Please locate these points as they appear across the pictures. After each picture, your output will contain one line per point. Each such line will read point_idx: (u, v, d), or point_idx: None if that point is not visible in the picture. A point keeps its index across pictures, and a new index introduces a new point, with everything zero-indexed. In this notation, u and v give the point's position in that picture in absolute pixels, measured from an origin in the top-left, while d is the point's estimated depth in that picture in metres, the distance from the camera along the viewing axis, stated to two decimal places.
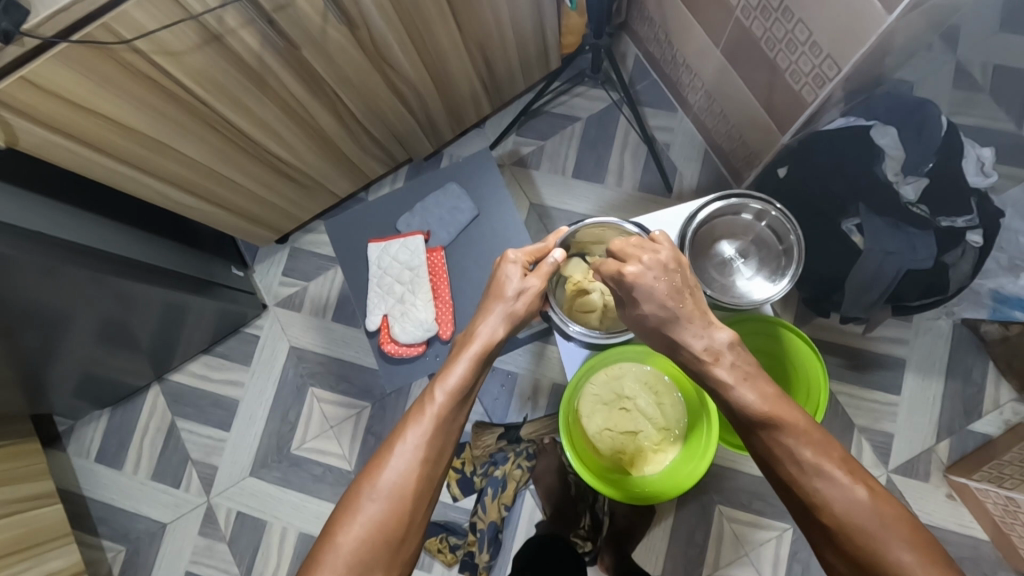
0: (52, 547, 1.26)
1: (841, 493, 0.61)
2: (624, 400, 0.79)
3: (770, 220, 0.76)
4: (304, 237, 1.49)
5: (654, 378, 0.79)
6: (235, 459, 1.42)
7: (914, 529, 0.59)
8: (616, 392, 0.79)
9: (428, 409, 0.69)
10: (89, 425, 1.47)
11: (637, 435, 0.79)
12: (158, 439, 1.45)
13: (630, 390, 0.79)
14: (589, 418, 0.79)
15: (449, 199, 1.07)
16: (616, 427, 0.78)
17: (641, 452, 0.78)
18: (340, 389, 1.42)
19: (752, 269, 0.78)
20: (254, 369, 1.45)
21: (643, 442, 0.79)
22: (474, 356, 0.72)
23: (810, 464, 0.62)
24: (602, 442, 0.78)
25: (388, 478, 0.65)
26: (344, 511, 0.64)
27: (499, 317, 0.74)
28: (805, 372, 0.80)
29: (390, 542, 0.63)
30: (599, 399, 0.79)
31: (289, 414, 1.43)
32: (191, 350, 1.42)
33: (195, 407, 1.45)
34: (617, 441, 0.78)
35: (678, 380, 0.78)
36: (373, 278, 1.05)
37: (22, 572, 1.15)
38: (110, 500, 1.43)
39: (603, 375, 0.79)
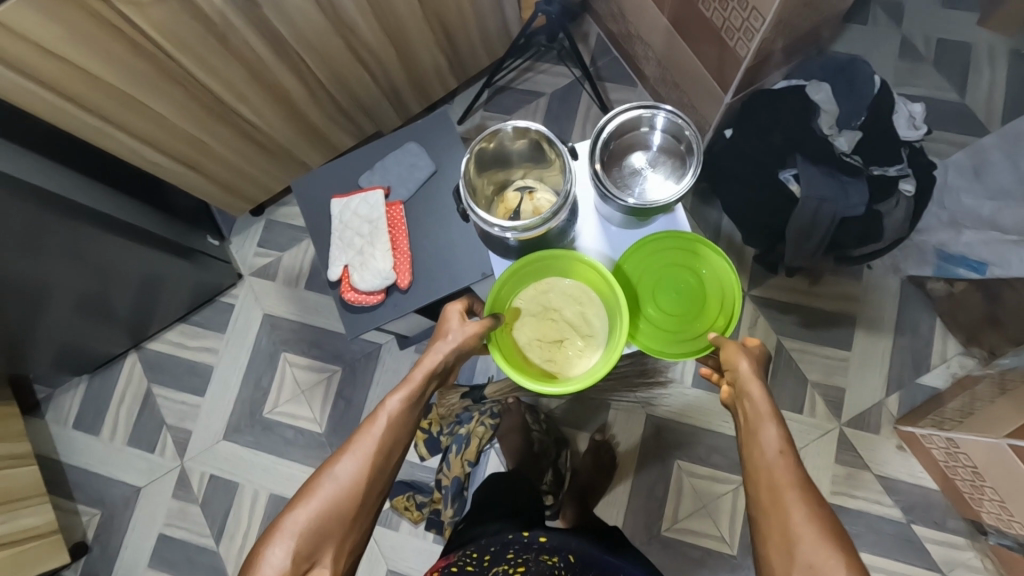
0: (25, 507, 1.29)
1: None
2: (551, 311, 0.84)
3: (664, 127, 0.76)
4: (278, 210, 1.54)
5: (579, 289, 0.84)
6: (209, 424, 1.45)
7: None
8: (544, 301, 0.84)
9: (383, 412, 0.72)
10: (67, 393, 1.51)
11: (564, 344, 0.82)
12: (134, 406, 1.48)
13: (557, 301, 0.84)
14: (519, 330, 0.83)
15: (408, 156, 1.12)
16: (544, 337, 0.83)
17: (567, 358, 0.82)
18: (312, 354, 1.46)
19: (659, 174, 0.78)
20: (228, 337, 1.49)
21: (569, 350, 0.83)
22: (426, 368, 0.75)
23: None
24: (530, 348, 0.82)
25: (343, 462, 0.70)
26: (301, 494, 0.68)
27: (450, 340, 0.76)
28: (719, 295, 0.82)
29: (342, 517, 0.67)
30: (528, 312, 0.84)
31: (262, 379, 1.46)
32: (168, 317, 1.47)
33: (171, 375, 1.49)
34: (545, 351, 0.82)
35: (596, 283, 0.82)
36: (336, 232, 1.10)
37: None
38: (86, 465, 1.46)
39: (534, 285, 0.85)
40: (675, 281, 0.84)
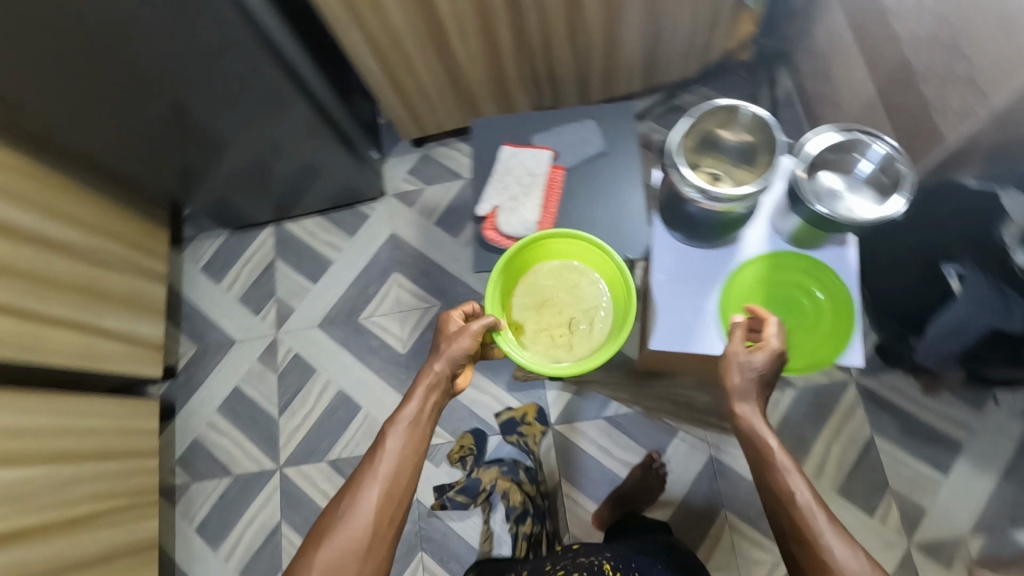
0: (146, 317, 1.46)
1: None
2: (545, 299, 1.01)
3: (878, 155, 0.84)
4: (437, 147, 1.65)
5: (563, 269, 1.02)
6: (311, 309, 1.58)
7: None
8: (538, 291, 1.01)
9: (385, 444, 0.78)
10: (208, 239, 1.68)
11: (571, 323, 0.99)
12: (256, 270, 1.63)
13: (548, 282, 1.01)
14: (525, 325, 0.99)
15: (584, 131, 1.19)
16: (550, 323, 0.99)
17: (578, 336, 0.98)
18: (419, 282, 1.56)
19: (860, 196, 0.83)
20: (354, 240, 1.62)
21: (578, 329, 0.98)
22: (423, 392, 0.82)
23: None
24: (537, 335, 0.98)
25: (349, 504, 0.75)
26: (320, 530, 0.75)
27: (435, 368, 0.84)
28: (841, 315, 0.92)
29: (358, 552, 0.73)
30: (526, 308, 1.00)
31: (369, 288, 1.57)
32: (312, 205, 1.61)
33: (295, 255, 1.63)
34: (555, 332, 0.97)
35: (577, 259, 1.02)
36: (498, 174, 1.17)
37: (111, 319, 1.34)
38: (200, 305, 1.63)
39: (522, 284, 1.01)
40: (791, 300, 0.95)
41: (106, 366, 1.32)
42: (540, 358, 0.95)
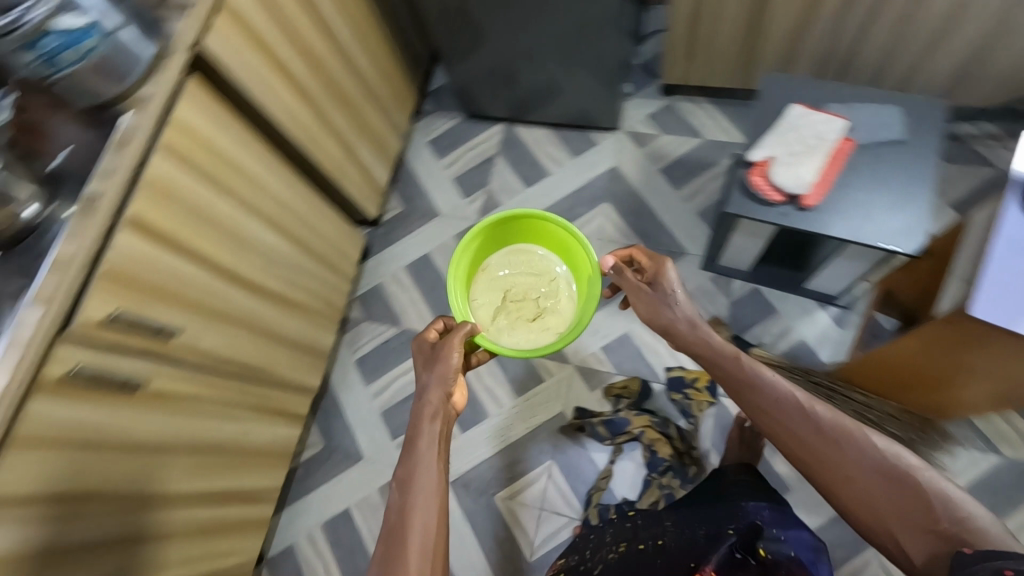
0: (380, 161, 1.58)
1: (923, 535, 0.71)
2: (508, 290, 1.23)
3: None
4: (684, 101, 1.66)
5: (512, 250, 1.27)
6: (517, 209, 1.64)
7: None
8: (497, 284, 1.24)
9: (415, 448, 0.80)
10: (442, 118, 1.79)
11: (537, 301, 1.22)
12: (476, 159, 1.72)
13: (508, 283, 1.24)
14: (500, 319, 1.19)
15: (886, 114, 1.14)
16: (518, 308, 1.20)
17: (545, 313, 1.20)
18: (627, 219, 1.56)
19: None
20: (576, 161, 1.66)
21: (543, 303, 1.22)
22: (438, 413, 0.84)
23: (878, 499, 0.74)
24: (509, 322, 1.19)
25: (397, 501, 0.76)
26: (388, 531, 0.74)
27: (428, 393, 0.86)
28: None
29: (435, 546, 0.72)
30: (489, 300, 1.22)
31: (576, 208, 1.60)
32: (551, 116, 1.67)
33: (517, 156, 1.70)
34: (537, 303, 1.21)
35: (531, 245, 1.27)
36: (782, 128, 1.15)
37: (357, 143, 1.45)
38: (418, 172, 1.74)
39: (481, 283, 1.24)
40: None
41: (346, 191, 1.46)
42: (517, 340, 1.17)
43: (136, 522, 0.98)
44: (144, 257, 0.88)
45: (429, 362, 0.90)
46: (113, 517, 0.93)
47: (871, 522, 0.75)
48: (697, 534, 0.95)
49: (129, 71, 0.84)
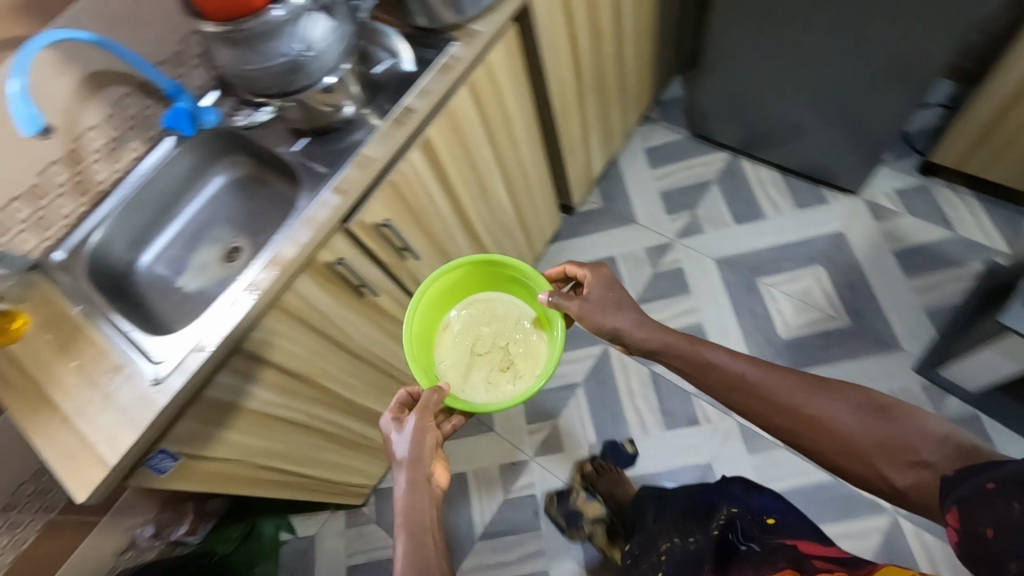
0: (601, 153, 1.56)
1: (904, 467, 0.63)
2: (476, 344, 0.96)
3: None
4: (943, 188, 1.49)
5: (479, 304, 1.01)
6: (719, 242, 1.56)
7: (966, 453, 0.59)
8: (461, 342, 0.97)
9: (400, 513, 0.71)
10: (665, 130, 1.75)
11: (509, 348, 0.95)
12: (690, 180, 1.65)
13: (474, 335, 0.97)
14: (472, 386, 0.92)
15: None
16: (495, 364, 0.94)
17: (517, 357, 0.94)
18: (840, 290, 1.43)
19: None
20: (798, 214, 1.54)
21: (514, 349, 0.95)
22: (409, 471, 0.73)
23: (863, 448, 0.66)
24: (480, 368, 0.94)
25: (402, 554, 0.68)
26: None
27: (403, 467, 0.74)
28: None
29: None
30: (455, 364, 0.95)
31: (784, 261, 1.49)
32: (787, 160, 1.57)
33: (733, 190, 1.62)
34: (498, 367, 0.94)
35: (479, 303, 1.01)
36: None
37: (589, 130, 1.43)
38: (626, 174, 1.70)
39: (446, 342, 0.97)
40: None
41: (567, 174, 1.44)
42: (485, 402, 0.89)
43: (210, 438, 0.82)
44: (419, 177, 0.91)
45: (395, 432, 0.77)
46: (199, 422, 0.79)
47: (853, 465, 0.68)
48: (676, 545, 0.85)
49: (478, 5, 0.87)
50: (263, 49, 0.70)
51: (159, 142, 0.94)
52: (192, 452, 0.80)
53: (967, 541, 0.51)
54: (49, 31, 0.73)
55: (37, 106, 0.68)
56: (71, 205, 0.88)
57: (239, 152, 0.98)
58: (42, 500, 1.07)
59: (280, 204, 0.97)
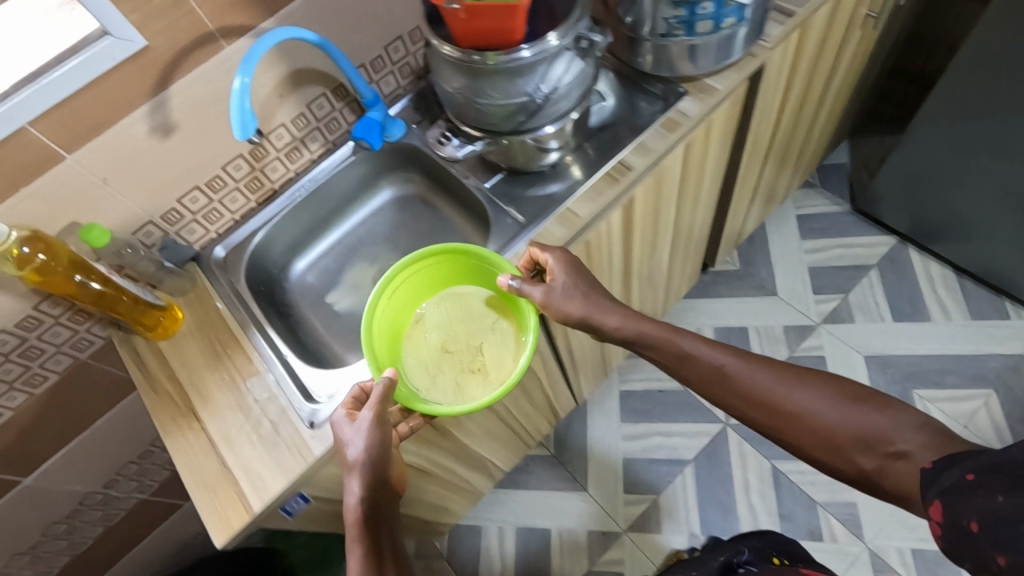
0: (757, 215, 1.42)
1: (884, 459, 0.54)
2: (445, 342, 0.75)
3: None
4: None
5: (425, 294, 0.78)
6: (871, 337, 1.40)
7: (944, 441, 0.52)
8: (425, 342, 0.75)
9: (348, 509, 0.58)
10: (822, 198, 1.59)
11: (482, 345, 0.74)
12: (845, 260, 1.50)
13: (442, 333, 0.75)
14: (440, 387, 0.71)
15: None
16: (467, 363, 0.73)
17: (492, 360, 0.73)
18: (1012, 423, 1.25)
19: None
20: (970, 325, 1.37)
21: (489, 344, 0.74)
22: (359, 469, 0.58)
23: (829, 433, 0.57)
24: (447, 371, 0.72)
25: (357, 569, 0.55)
26: None
27: (360, 474, 0.58)
28: None
29: None
30: (425, 365, 0.73)
31: (947, 375, 1.33)
32: (967, 261, 1.39)
33: (895, 282, 1.45)
34: (476, 361, 0.72)
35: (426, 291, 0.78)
36: None
37: (762, 193, 1.30)
38: (771, 239, 1.55)
39: (410, 342, 0.75)
40: None
41: (723, 236, 1.31)
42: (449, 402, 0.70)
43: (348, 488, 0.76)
44: (610, 236, 0.82)
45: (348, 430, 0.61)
46: None
47: (829, 459, 0.58)
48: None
49: (724, 61, 0.77)
50: (505, 87, 0.62)
51: (337, 147, 0.87)
52: (321, 496, 0.72)
53: (954, 539, 0.46)
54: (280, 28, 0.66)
55: (255, 111, 0.62)
56: (242, 201, 0.83)
57: (413, 170, 0.90)
58: (140, 479, 1.04)
59: (444, 232, 0.89)
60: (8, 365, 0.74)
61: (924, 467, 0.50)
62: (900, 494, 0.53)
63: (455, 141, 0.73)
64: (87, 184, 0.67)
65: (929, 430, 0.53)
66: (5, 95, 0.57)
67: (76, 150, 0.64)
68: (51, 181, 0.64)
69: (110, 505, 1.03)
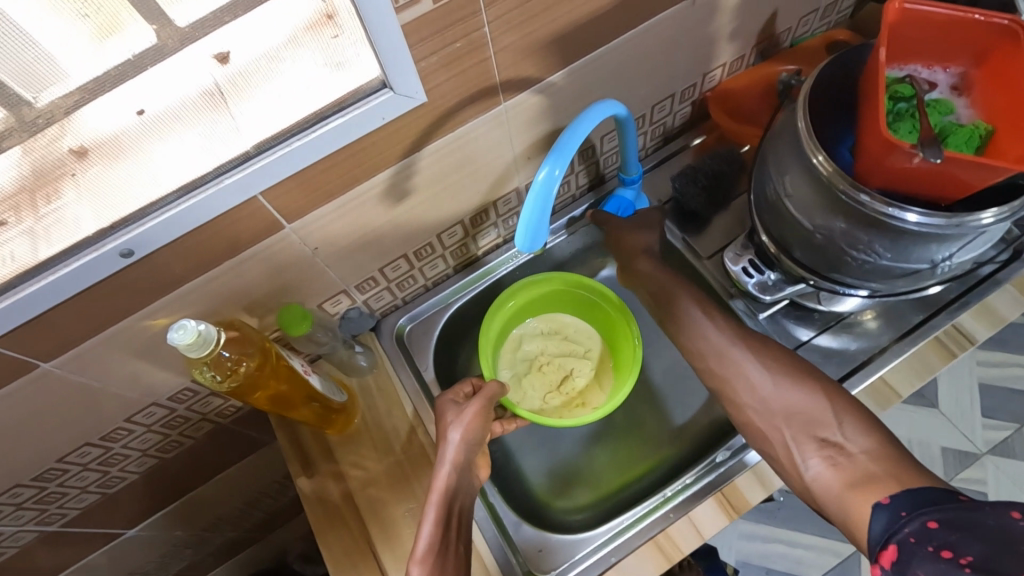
0: None
1: (832, 472, 0.47)
2: (539, 357, 0.70)
3: None
4: None
5: (535, 309, 0.71)
6: None
7: (900, 465, 0.45)
8: (520, 354, 0.70)
9: (436, 481, 0.50)
10: None
11: (574, 376, 0.69)
12: None
13: (537, 346, 0.71)
14: (529, 400, 0.67)
15: None
16: (557, 388, 0.68)
17: (583, 388, 0.69)
18: None
19: None
20: None
21: (582, 378, 0.69)
22: (457, 452, 0.52)
23: (779, 417, 0.51)
24: (540, 388, 0.68)
25: (426, 541, 0.47)
26: None
27: (457, 446, 0.52)
28: None
29: None
30: (514, 373, 0.69)
31: None
32: None
33: None
34: (568, 397, 0.68)
35: (538, 305, 0.71)
36: None
37: None
38: None
39: (505, 349, 0.70)
40: None
41: None
42: (591, 526, 0.60)
43: None
44: None
45: (453, 412, 0.55)
46: None
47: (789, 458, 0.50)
48: None
49: None
50: (908, 249, 0.45)
51: (557, 215, 0.70)
52: None
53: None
54: (597, 104, 0.49)
55: (549, 218, 0.48)
56: (441, 268, 0.67)
57: None
58: (238, 519, 0.91)
59: (652, 337, 0.71)
60: (149, 435, 0.61)
61: (879, 501, 0.43)
62: (842, 510, 0.46)
63: (767, 275, 0.58)
64: (297, 254, 0.51)
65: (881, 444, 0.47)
66: (243, 157, 0.42)
67: (299, 219, 0.48)
68: (260, 252, 0.48)
69: (203, 543, 0.89)
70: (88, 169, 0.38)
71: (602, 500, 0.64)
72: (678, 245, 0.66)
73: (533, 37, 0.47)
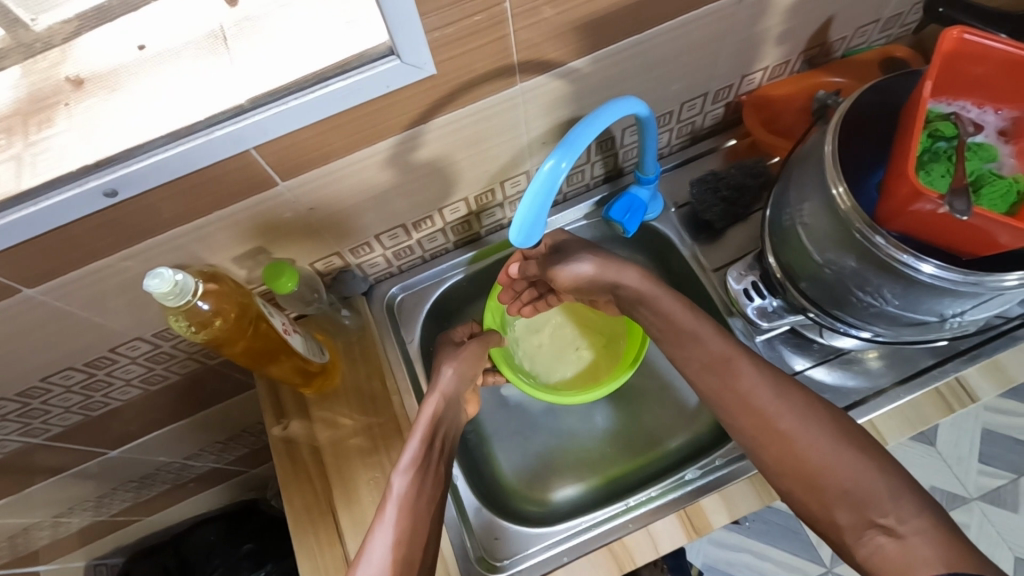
0: None
1: (863, 530, 0.43)
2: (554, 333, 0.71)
3: None
4: None
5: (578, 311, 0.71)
6: None
7: (952, 546, 0.40)
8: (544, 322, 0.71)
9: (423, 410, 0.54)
10: None
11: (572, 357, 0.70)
12: None
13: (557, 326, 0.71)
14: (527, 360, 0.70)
15: None
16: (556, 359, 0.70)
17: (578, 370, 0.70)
18: None
19: None
20: None
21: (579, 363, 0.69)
22: (443, 393, 0.55)
23: (772, 456, 0.48)
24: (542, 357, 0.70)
25: (412, 455, 0.51)
26: (401, 493, 0.49)
27: (449, 380, 0.57)
28: None
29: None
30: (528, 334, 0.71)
31: None
32: None
33: None
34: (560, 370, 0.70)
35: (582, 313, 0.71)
36: None
37: None
38: None
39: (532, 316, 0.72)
40: None
41: None
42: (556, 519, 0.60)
43: None
44: None
45: (450, 351, 0.60)
46: None
47: (803, 491, 0.46)
48: None
49: None
50: (918, 300, 0.42)
51: (568, 203, 0.68)
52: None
53: None
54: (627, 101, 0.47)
55: (548, 211, 0.45)
56: (440, 241, 0.66)
57: (635, 249, 0.71)
58: (220, 452, 0.93)
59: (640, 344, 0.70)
60: (132, 366, 0.61)
61: None
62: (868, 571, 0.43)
63: (768, 301, 0.57)
64: (291, 213, 0.51)
65: (929, 515, 0.42)
66: (235, 111, 0.40)
67: (294, 178, 0.47)
68: (252, 205, 0.47)
69: (185, 470, 0.92)
70: (81, 100, 0.38)
71: (568, 495, 0.64)
72: (686, 253, 0.64)
73: (558, 18, 0.44)
